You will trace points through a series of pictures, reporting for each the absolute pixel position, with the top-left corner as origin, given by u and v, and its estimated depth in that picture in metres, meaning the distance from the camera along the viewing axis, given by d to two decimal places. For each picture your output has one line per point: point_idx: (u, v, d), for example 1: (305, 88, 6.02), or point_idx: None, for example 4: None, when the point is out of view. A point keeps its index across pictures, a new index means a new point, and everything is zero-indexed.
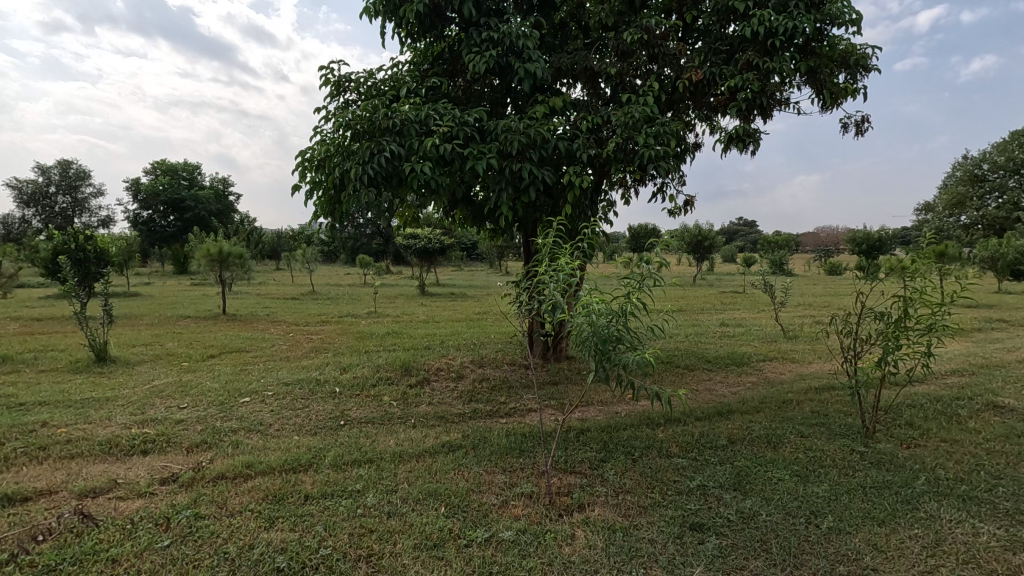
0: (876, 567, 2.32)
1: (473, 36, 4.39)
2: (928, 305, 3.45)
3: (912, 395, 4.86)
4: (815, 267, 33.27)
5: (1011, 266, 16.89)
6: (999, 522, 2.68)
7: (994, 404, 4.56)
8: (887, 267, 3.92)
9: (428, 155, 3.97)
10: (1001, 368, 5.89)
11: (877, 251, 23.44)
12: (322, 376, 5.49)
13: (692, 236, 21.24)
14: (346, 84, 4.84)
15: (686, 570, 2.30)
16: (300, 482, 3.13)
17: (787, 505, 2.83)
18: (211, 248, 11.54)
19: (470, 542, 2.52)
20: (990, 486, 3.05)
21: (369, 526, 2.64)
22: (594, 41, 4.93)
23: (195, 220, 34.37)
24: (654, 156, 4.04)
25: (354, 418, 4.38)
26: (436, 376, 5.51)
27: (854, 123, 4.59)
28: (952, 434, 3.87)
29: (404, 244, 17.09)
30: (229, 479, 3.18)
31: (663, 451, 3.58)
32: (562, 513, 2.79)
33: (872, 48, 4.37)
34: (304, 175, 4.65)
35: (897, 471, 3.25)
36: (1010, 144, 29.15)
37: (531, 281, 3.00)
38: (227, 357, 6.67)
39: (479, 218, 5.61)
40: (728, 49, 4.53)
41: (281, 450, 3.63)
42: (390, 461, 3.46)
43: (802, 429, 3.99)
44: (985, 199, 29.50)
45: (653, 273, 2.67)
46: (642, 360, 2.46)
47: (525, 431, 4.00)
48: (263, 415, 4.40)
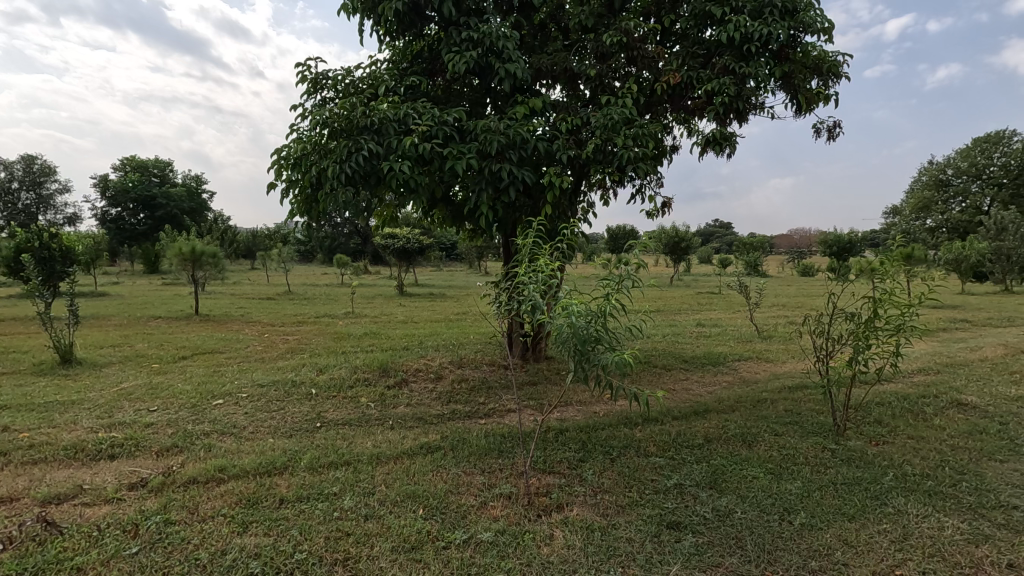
0: (846, 562, 2.37)
1: (452, 35, 4.37)
2: (897, 306, 3.55)
3: (881, 393, 5.00)
4: (788, 268, 34.06)
5: (973, 267, 17.58)
6: (963, 516, 2.77)
7: (958, 402, 4.71)
8: (857, 269, 4.01)
9: (407, 154, 3.93)
10: (965, 366, 6.10)
11: (847, 253, 24.10)
12: (298, 377, 5.42)
13: (669, 238, 21.55)
14: (324, 82, 4.78)
15: (664, 569, 2.31)
16: (274, 485, 3.08)
17: (762, 502, 2.88)
18: (183, 247, 11.27)
19: (449, 544, 2.50)
20: (955, 481, 3.15)
21: (346, 530, 2.60)
22: (574, 43, 4.96)
23: (167, 218, 33.60)
24: (632, 157, 4.08)
25: (331, 420, 4.33)
26: (415, 377, 5.47)
27: (827, 128, 4.70)
28: (919, 431, 3.98)
29: (382, 245, 16.99)
30: (200, 484, 3.10)
31: (640, 450, 3.61)
32: (540, 514, 2.80)
33: (843, 55, 4.50)
34: (280, 174, 4.57)
35: (866, 467, 3.33)
36: (973, 150, 30.25)
37: (510, 281, 2.99)
38: (200, 358, 6.53)
39: (458, 217, 5.60)
40: (704, 53, 4.60)
41: (255, 453, 3.56)
42: (367, 463, 3.42)
43: (775, 427, 4.06)
44: (949, 203, 30.55)
45: (631, 274, 2.69)
46: (621, 360, 2.49)
47: (504, 431, 4.01)
48: (237, 417, 4.31)
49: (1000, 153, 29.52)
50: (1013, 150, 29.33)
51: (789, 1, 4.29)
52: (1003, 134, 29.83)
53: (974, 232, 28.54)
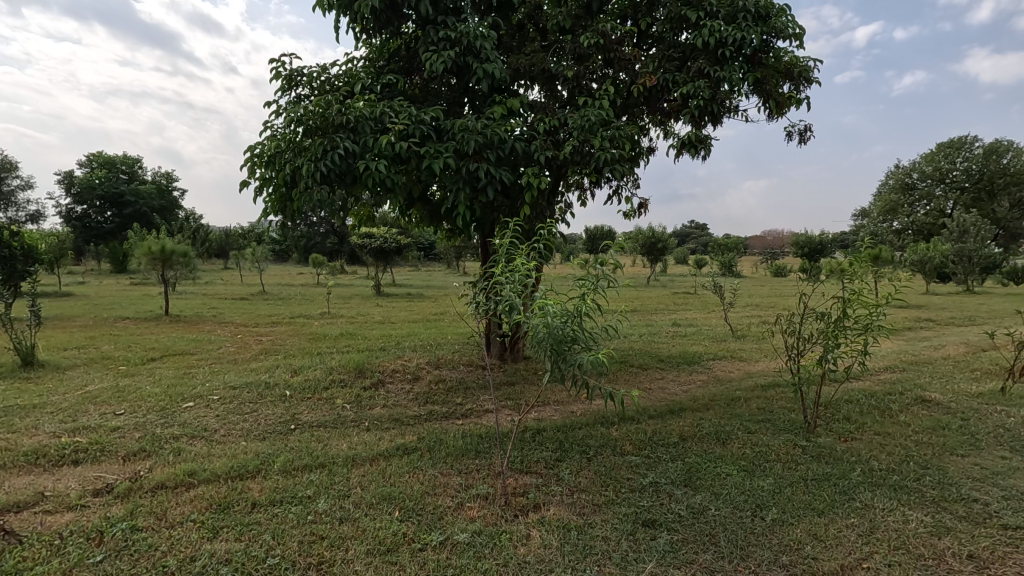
0: (816, 556, 2.43)
1: (430, 34, 4.34)
2: (866, 307, 3.64)
3: (850, 391, 5.13)
4: (762, 269, 34.69)
5: (937, 268, 18.17)
6: (926, 510, 2.85)
7: (923, 399, 4.86)
8: (827, 269, 4.09)
9: (383, 153, 3.89)
10: (928, 364, 6.31)
11: (818, 254, 24.68)
12: (271, 379, 5.32)
13: (646, 239, 21.80)
14: (298, 79, 4.70)
15: (639, 567, 2.33)
16: (247, 489, 3.01)
17: (735, 499, 2.93)
18: (153, 246, 10.97)
19: (425, 545, 2.48)
20: (918, 476, 3.24)
21: (320, 533, 2.56)
22: (551, 44, 4.97)
23: (136, 216, 32.76)
24: (609, 159, 4.11)
25: (305, 422, 4.26)
26: (391, 378, 5.43)
27: (798, 132, 4.80)
28: (885, 428, 4.09)
29: (359, 244, 16.81)
30: (169, 489, 3.03)
31: (616, 450, 3.64)
32: (517, 514, 2.80)
33: (814, 60, 4.60)
34: (253, 171, 4.48)
35: (835, 463, 3.42)
36: (937, 155, 31.27)
37: (487, 281, 2.98)
38: (169, 360, 6.37)
39: (436, 217, 5.57)
40: (680, 56, 4.66)
41: (227, 456, 3.49)
42: (342, 465, 3.38)
43: (748, 425, 4.14)
44: (915, 206, 31.52)
45: (607, 274, 2.71)
46: (597, 360, 2.50)
47: (482, 432, 4.00)
48: (208, 420, 4.22)
49: (962, 158, 30.59)
50: (974, 155, 30.43)
51: (762, 6, 4.37)
52: (965, 139, 30.89)
53: (938, 234, 29.53)
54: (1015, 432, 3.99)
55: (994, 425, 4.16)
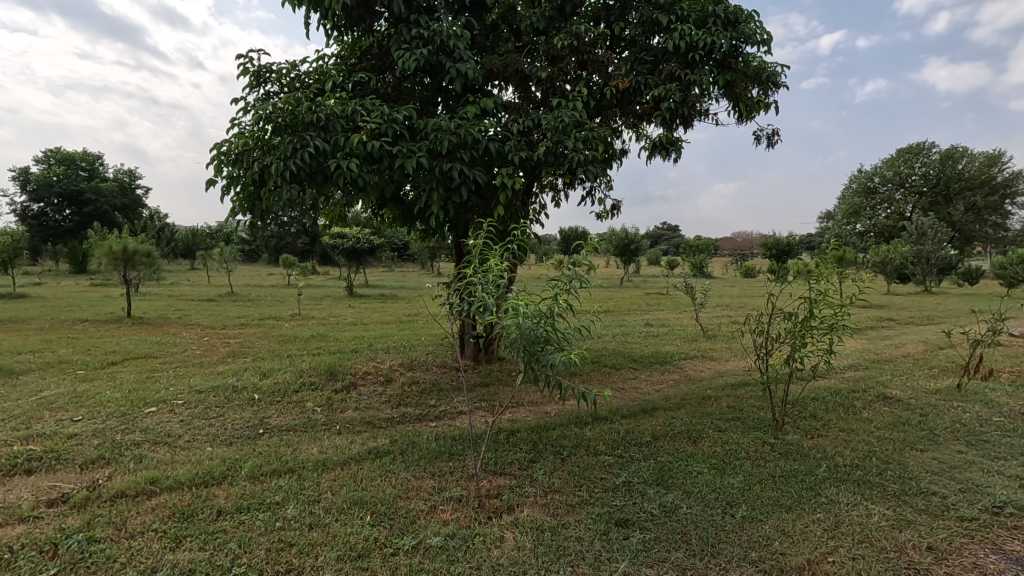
0: (783, 551, 2.47)
1: (402, 32, 4.30)
2: (831, 306, 3.74)
3: (815, 389, 5.26)
4: (732, 271, 35.41)
5: (897, 270, 18.86)
6: (888, 503, 2.94)
7: (884, 396, 5.02)
8: (795, 271, 4.18)
9: (355, 152, 3.83)
10: (889, 362, 6.52)
11: (786, 255, 25.29)
12: (239, 383, 5.18)
13: (619, 240, 22.03)
14: (267, 75, 4.60)
15: (612, 567, 2.34)
16: (212, 497, 2.92)
17: (705, 497, 2.96)
18: (114, 246, 10.60)
19: (397, 550, 2.45)
20: (881, 470, 3.35)
21: (289, 540, 2.50)
22: (525, 44, 4.98)
23: (96, 214, 31.67)
24: (583, 160, 4.13)
25: (274, 426, 4.17)
26: (364, 380, 5.35)
27: (766, 136, 4.91)
28: (849, 424, 4.21)
29: (331, 244, 16.56)
30: (129, 498, 2.92)
31: (590, 450, 3.65)
32: (491, 516, 2.78)
33: (781, 66, 4.70)
34: (220, 169, 4.36)
35: (802, 460, 3.49)
36: (897, 160, 32.42)
37: (461, 282, 2.95)
38: (131, 364, 6.15)
39: (410, 217, 5.52)
40: (652, 59, 4.71)
41: (191, 463, 3.38)
42: (312, 469, 3.31)
43: (719, 423, 4.21)
44: (876, 209, 32.63)
45: (580, 275, 2.71)
46: (570, 360, 2.51)
47: (456, 433, 3.97)
48: (172, 425, 4.08)
49: (920, 163, 31.80)
50: (931, 160, 31.68)
51: (731, 12, 4.46)
52: (923, 145, 32.13)
53: (898, 237, 30.63)
54: (970, 427, 4.15)
55: (951, 420, 4.32)
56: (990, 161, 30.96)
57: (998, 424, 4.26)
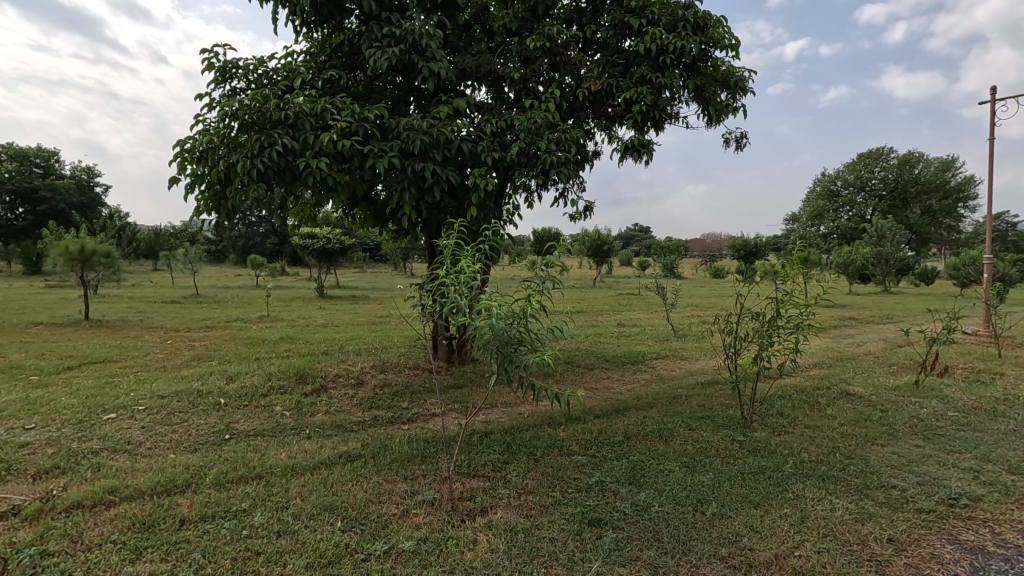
0: (752, 546, 2.52)
1: (374, 30, 4.24)
2: (797, 306, 3.83)
3: (782, 387, 5.39)
4: (702, 271, 36.11)
5: (858, 270, 19.52)
6: (851, 497, 3.03)
7: (847, 393, 5.17)
8: (762, 271, 4.27)
9: (325, 151, 3.76)
10: (851, 360, 6.73)
11: (753, 256, 25.92)
12: (203, 387, 5.03)
13: (592, 241, 22.21)
14: (233, 71, 4.48)
15: (585, 567, 2.35)
16: (175, 505, 2.82)
17: (677, 495, 3.00)
18: (71, 246, 10.18)
19: (368, 556, 2.41)
20: (844, 465, 3.44)
21: (256, 548, 2.44)
22: (498, 45, 4.97)
23: (52, 212, 30.42)
24: (556, 161, 4.14)
25: (241, 431, 4.05)
26: (335, 383, 5.25)
27: (735, 139, 5.01)
28: (814, 421, 4.33)
29: (301, 244, 16.26)
30: (86, 508, 2.80)
31: (563, 450, 3.66)
32: (464, 518, 2.75)
33: (748, 71, 4.80)
34: (183, 167, 4.22)
35: (770, 457, 3.57)
36: (858, 164, 33.54)
37: (433, 283, 2.92)
38: (88, 369, 5.91)
39: (381, 218, 5.45)
40: (624, 62, 4.75)
41: (153, 470, 3.27)
42: (281, 475, 3.23)
43: (689, 422, 4.28)
44: (839, 211, 33.71)
45: (553, 276, 2.71)
46: (542, 361, 2.51)
47: (429, 436, 3.93)
48: (132, 432, 3.94)
49: (880, 168, 32.96)
50: (890, 165, 32.88)
51: (700, 17, 4.54)
52: (882, 150, 33.34)
53: (859, 238, 31.70)
54: (927, 422, 4.31)
55: (909, 416, 4.48)
56: (944, 166, 32.28)
57: (953, 418, 4.43)
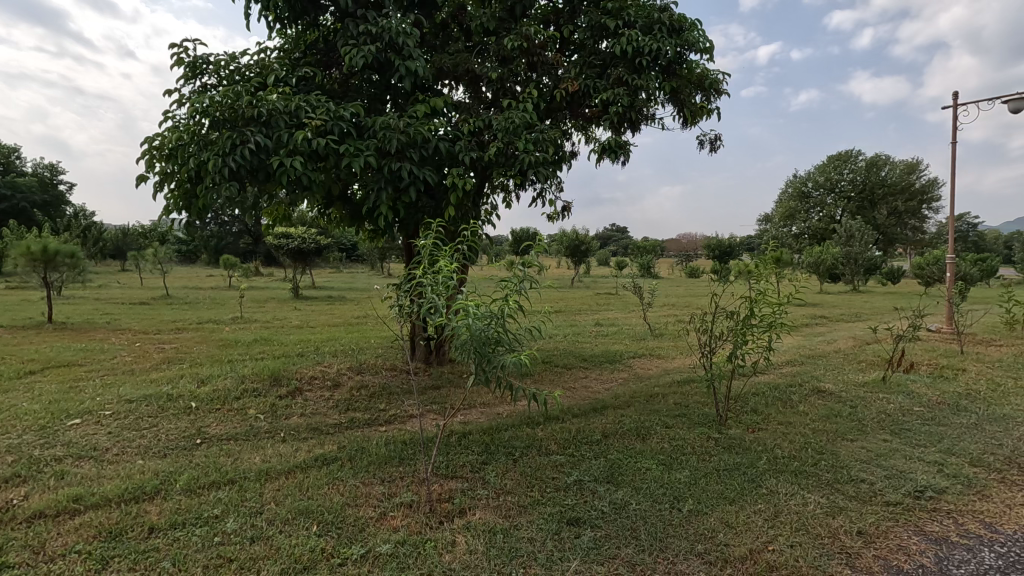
0: (727, 542, 2.56)
1: (349, 27, 4.18)
2: (770, 305, 3.90)
3: (756, 384, 5.50)
4: (678, 271, 36.55)
5: (829, 270, 20.02)
6: (822, 492, 3.10)
7: (818, 389, 5.30)
8: (736, 271, 4.34)
9: (299, 149, 3.70)
10: (822, 357, 6.90)
11: (728, 256, 26.35)
12: (174, 391, 4.90)
13: (570, 241, 22.33)
14: (204, 66, 4.37)
15: (563, 566, 2.35)
16: (143, 513, 2.74)
17: (654, 493, 3.03)
18: (33, 246, 9.81)
19: (345, 560, 2.37)
20: (816, 461, 3.52)
21: (229, 556, 2.38)
22: (475, 44, 4.95)
23: (12, 211, 29.31)
24: (533, 161, 4.15)
25: (213, 435, 3.96)
26: (310, 386, 5.17)
27: (709, 141, 5.08)
28: (786, 417, 4.42)
29: (275, 244, 15.99)
30: (49, 518, 2.70)
31: (541, 450, 3.67)
32: (442, 520, 2.74)
33: (722, 74, 4.87)
34: (152, 164, 4.11)
35: (744, 453, 3.63)
36: (828, 166, 34.38)
37: (411, 283, 2.90)
38: (51, 373, 5.70)
39: (357, 217, 5.39)
40: (601, 64, 4.78)
41: (120, 477, 3.17)
42: (254, 479, 3.17)
43: (666, 420, 4.32)
44: (810, 212, 34.50)
45: (530, 276, 2.70)
46: (520, 361, 2.51)
47: (406, 438, 3.90)
48: (98, 438, 3.81)
49: (849, 170, 33.83)
50: (858, 167, 33.79)
51: (676, 20, 4.57)
52: (851, 153, 34.25)
53: (830, 238, 32.49)
54: (894, 417, 4.44)
55: (877, 411, 4.61)
56: (909, 169, 33.30)
57: (918, 413, 4.57)
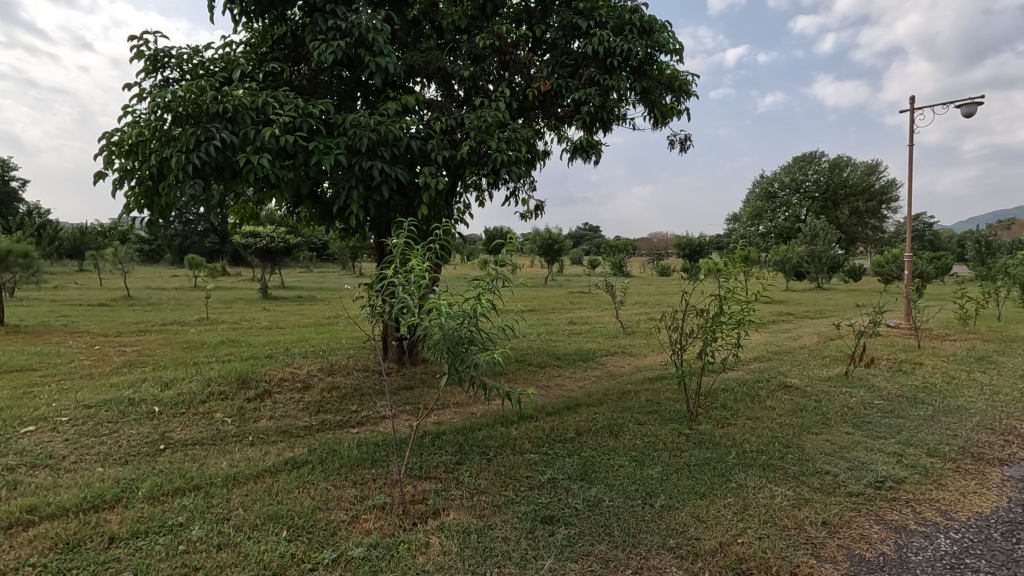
0: (698, 536, 2.60)
1: (318, 22, 4.11)
2: (738, 303, 3.99)
3: (725, 380, 5.61)
4: (649, 270, 37.04)
5: (794, 268, 20.58)
6: (789, 484, 3.18)
7: (784, 385, 5.44)
8: (706, 269, 4.42)
9: (267, 146, 3.61)
10: (788, 353, 7.09)
11: (697, 255, 26.83)
12: (136, 395, 4.74)
13: (544, 240, 22.42)
14: (166, 60, 4.23)
15: (537, 564, 2.36)
16: (103, 522, 2.64)
17: (627, 489, 3.07)
18: None
19: (316, 565, 2.33)
20: (783, 454, 3.61)
21: (194, 564, 2.31)
22: (447, 42, 4.92)
23: None
24: (506, 160, 4.14)
25: (177, 440, 3.84)
26: (280, 388, 5.06)
27: (679, 141, 5.16)
28: (754, 412, 4.52)
29: (243, 243, 15.62)
30: (1, 531, 2.58)
31: (516, 448, 3.67)
32: (416, 522, 2.71)
33: (692, 75, 4.95)
34: (111, 161, 3.96)
35: (714, 448, 3.70)
36: (793, 167, 35.32)
37: (383, 282, 2.86)
38: (4, 378, 5.45)
39: (327, 216, 5.29)
40: (573, 63, 4.80)
41: (78, 486, 3.05)
42: (221, 485, 3.09)
43: (638, 417, 4.37)
44: (776, 212, 35.39)
45: (503, 275, 2.70)
46: (493, 361, 2.50)
47: (379, 439, 3.85)
48: (55, 445, 3.66)
49: (813, 170, 34.83)
50: (822, 168, 34.81)
51: (646, 21, 4.63)
52: (815, 154, 35.26)
53: (795, 238, 33.37)
54: (856, 410, 4.59)
55: (840, 405, 4.76)
56: (870, 170, 34.44)
57: (879, 406, 4.74)
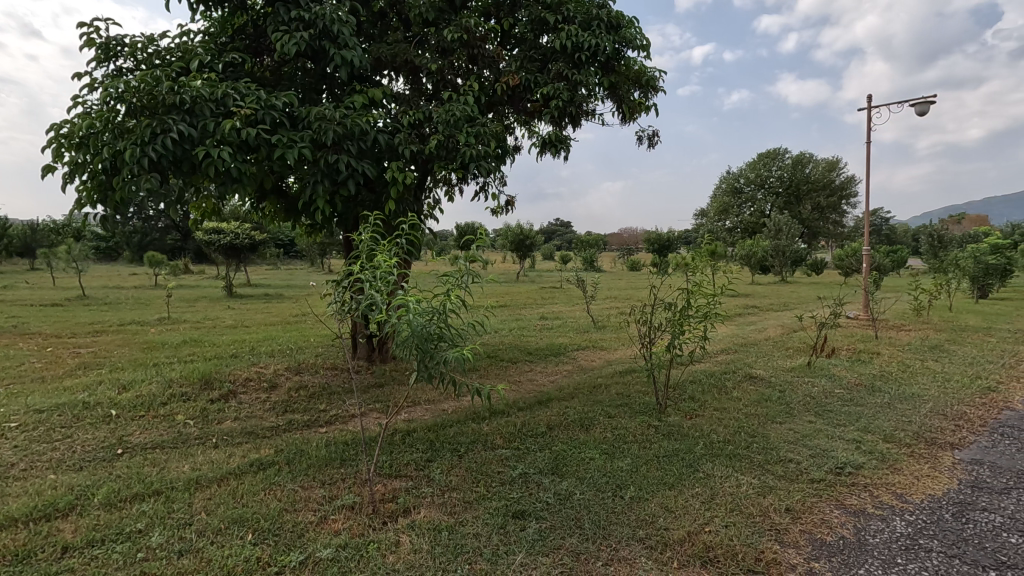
0: (667, 526, 2.65)
1: (280, 12, 4.00)
2: (704, 296, 4.05)
3: (693, 372, 5.71)
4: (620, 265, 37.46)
5: (759, 262, 21.09)
6: (754, 473, 3.25)
7: (750, 376, 5.57)
8: (674, 264, 4.48)
9: (228, 139, 3.50)
10: (753, 345, 7.27)
11: (666, 250, 27.25)
12: (91, 398, 4.55)
13: (515, 236, 22.42)
14: (118, 48, 4.06)
15: (509, 559, 2.36)
16: (55, 532, 2.53)
17: (597, 481, 3.09)
18: None
19: (282, 568, 2.28)
20: (748, 443, 3.69)
21: (154, 571, 2.24)
22: (414, 35, 4.85)
23: None
24: (475, 155, 4.11)
25: (136, 444, 3.71)
26: (245, 388, 4.94)
27: (647, 137, 5.22)
28: (721, 403, 4.62)
29: (206, 240, 15.17)
30: None
31: (487, 444, 3.66)
32: (386, 521, 2.68)
33: (659, 71, 5.01)
34: (60, 154, 3.77)
35: (683, 439, 3.76)
36: (758, 163, 36.16)
37: (350, 279, 2.80)
38: None
39: (293, 212, 5.17)
40: (541, 58, 4.80)
41: (28, 494, 2.91)
42: (183, 489, 2.99)
43: (609, 410, 4.42)
44: (742, 207, 36.21)
45: (471, 270, 2.68)
46: (462, 357, 2.49)
47: (348, 438, 3.79)
48: (2, 453, 3.48)
49: (777, 167, 35.72)
50: (785, 165, 35.74)
51: (614, 17, 4.66)
52: (778, 151, 36.17)
53: (760, 232, 34.21)
54: (818, 399, 4.73)
55: (803, 394, 4.90)
56: (830, 166, 35.49)
57: (839, 395, 4.89)
